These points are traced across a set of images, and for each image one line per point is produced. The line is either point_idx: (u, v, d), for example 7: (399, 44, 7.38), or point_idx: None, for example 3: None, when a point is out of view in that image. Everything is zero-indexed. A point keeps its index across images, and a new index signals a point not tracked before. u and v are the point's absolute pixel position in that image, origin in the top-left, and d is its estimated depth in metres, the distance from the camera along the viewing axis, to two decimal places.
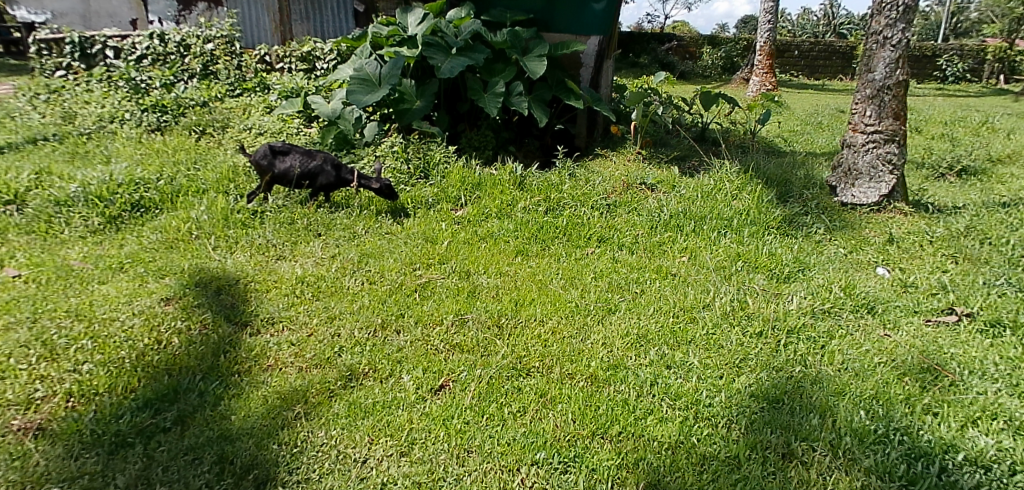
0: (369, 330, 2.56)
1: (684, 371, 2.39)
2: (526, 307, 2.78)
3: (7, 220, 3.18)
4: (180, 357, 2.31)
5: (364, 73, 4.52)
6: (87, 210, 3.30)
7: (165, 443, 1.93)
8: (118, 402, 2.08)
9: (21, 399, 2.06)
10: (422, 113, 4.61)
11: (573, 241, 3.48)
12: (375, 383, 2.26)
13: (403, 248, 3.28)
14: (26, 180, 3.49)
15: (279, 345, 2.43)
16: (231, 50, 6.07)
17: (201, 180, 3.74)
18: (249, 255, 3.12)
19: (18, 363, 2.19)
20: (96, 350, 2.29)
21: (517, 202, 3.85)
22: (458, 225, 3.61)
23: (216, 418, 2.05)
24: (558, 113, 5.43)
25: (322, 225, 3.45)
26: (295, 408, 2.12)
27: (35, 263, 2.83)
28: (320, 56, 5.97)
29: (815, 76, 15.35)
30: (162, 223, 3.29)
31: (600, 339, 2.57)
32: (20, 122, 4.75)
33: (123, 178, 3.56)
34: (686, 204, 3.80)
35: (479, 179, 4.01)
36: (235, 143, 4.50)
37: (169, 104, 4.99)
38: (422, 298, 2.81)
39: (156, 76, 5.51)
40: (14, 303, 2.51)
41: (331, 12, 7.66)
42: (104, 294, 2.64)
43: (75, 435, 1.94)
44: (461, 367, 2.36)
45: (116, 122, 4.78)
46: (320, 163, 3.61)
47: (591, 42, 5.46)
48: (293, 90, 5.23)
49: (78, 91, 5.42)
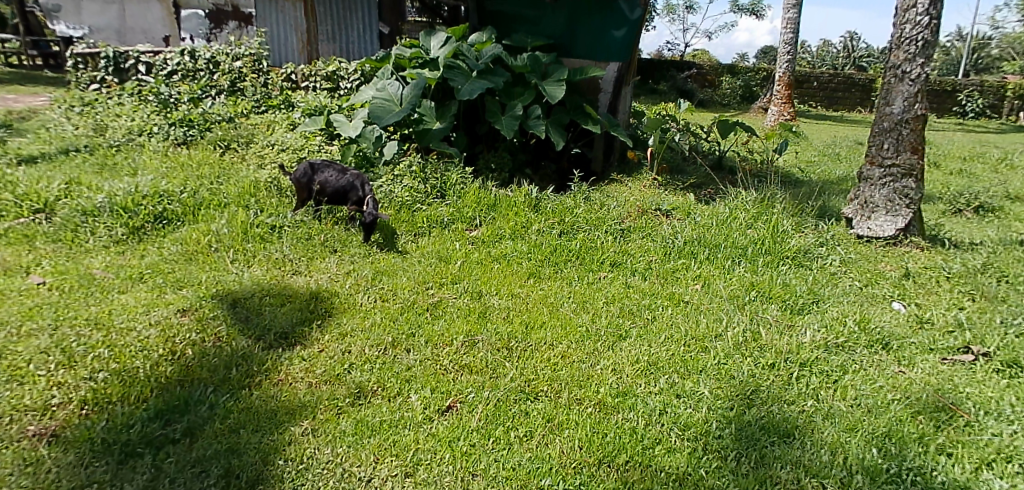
0: (380, 348, 2.58)
1: (694, 401, 2.37)
2: (536, 330, 2.78)
3: (36, 228, 3.25)
4: (194, 368, 2.35)
5: (387, 94, 4.65)
6: (112, 220, 3.36)
7: (174, 455, 1.95)
8: (130, 412, 2.10)
9: (38, 405, 2.08)
10: (441, 134, 4.67)
11: (585, 265, 3.49)
12: (384, 401, 2.27)
13: (417, 266, 3.31)
14: (56, 189, 3.56)
15: (290, 360, 2.45)
16: (257, 68, 6.21)
17: (224, 193, 3.80)
18: (266, 269, 3.17)
19: (37, 370, 2.23)
20: (112, 359, 2.33)
21: (531, 225, 3.88)
22: (472, 245, 3.64)
23: (225, 431, 2.07)
24: (575, 136, 5.49)
25: (339, 241, 3.51)
26: (304, 423, 2.13)
27: (59, 271, 2.89)
28: (345, 75, 5.97)
29: (832, 107, 15.32)
30: (182, 235, 3.35)
31: (610, 365, 2.57)
32: (53, 134, 4.90)
33: (148, 190, 3.61)
34: (700, 231, 3.79)
35: (494, 201, 4.06)
36: (259, 159, 4.57)
37: (197, 119, 5.09)
38: (434, 317, 2.83)
39: (185, 91, 5.63)
40: (38, 310, 2.57)
41: (357, 32, 7.80)
42: (122, 304, 2.68)
43: (86, 443, 1.96)
44: (469, 388, 2.36)
45: (145, 135, 4.89)
46: (352, 179, 3.67)
47: (610, 68, 5.53)
48: (317, 108, 5.28)
49: (110, 104, 5.54)
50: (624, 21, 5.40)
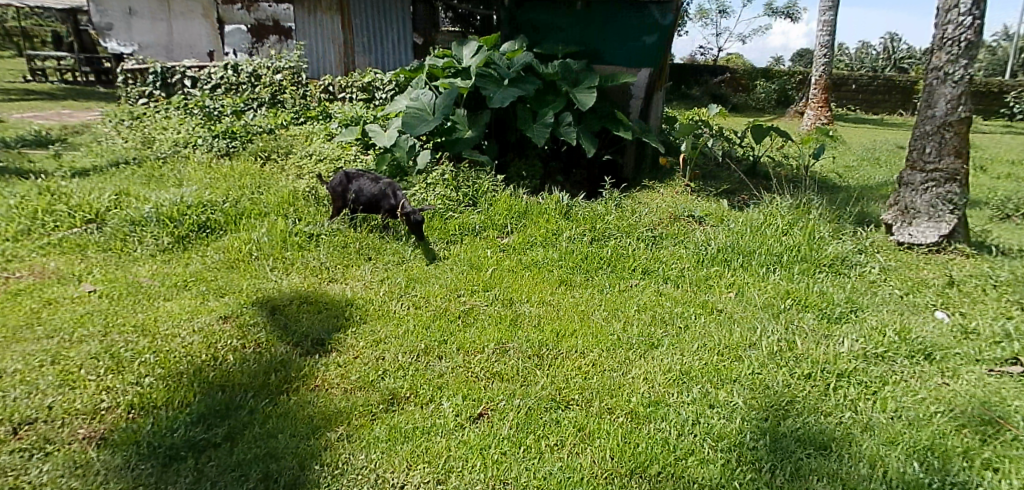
0: (413, 355, 2.61)
1: (728, 411, 2.34)
2: (568, 338, 2.78)
3: (88, 238, 3.38)
4: (234, 374, 2.41)
5: (420, 103, 4.70)
6: (158, 230, 3.48)
7: (215, 459, 2.01)
8: (174, 416, 2.17)
9: (88, 409, 2.16)
10: (473, 142, 4.72)
11: (617, 272, 3.48)
12: (417, 408, 2.30)
13: (449, 274, 3.34)
14: (107, 200, 3.70)
15: (326, 366, 2.50)
16: (296, 80, 6.36)
17: (264, 203, 3.90)
18: (304, 277, 3.24)
19: (88, 374, 2.32)
20: (157, 364, 2.41)
21: (563, 232, 3.88)
22: (503, 253, 3.66)
23: (263, 436, 2.12)
24: (607, 143, 5.48)
25: (373, 249, 3.56)
26: (339, 429, 2.17)
27: (109, 279, 3.00)
28: (380, 86, 6.07)
29: (872, 110, 14.95)
30: (225, 244, 3.45)
31: (642, 374, 2.55)
32: (104, 147, 5.09)
33: (192, 200, 3.72)
34: (734, 238, 3.75)
35: (526, 208, 4.08)
36: (297, 169, 4.68)
37: (238, 131, 5.23)
38: (465, 324, 2.85)
39: (228, 104, 5.80)
40: (89, 316, 2.67)
41: (392, 44, 7.85)
42: (168, 311, 2.78)
43: (133, 446, 2.03)
44: (500, 396, 2.37)
45: (190, 147, 5.04)
46: (384, 187, 3.72)
47: (642, 74, 5.50)
48: (353, 118, 5.38)
49: (157, 118, 5.75)
50: (655, 27, 5.35)
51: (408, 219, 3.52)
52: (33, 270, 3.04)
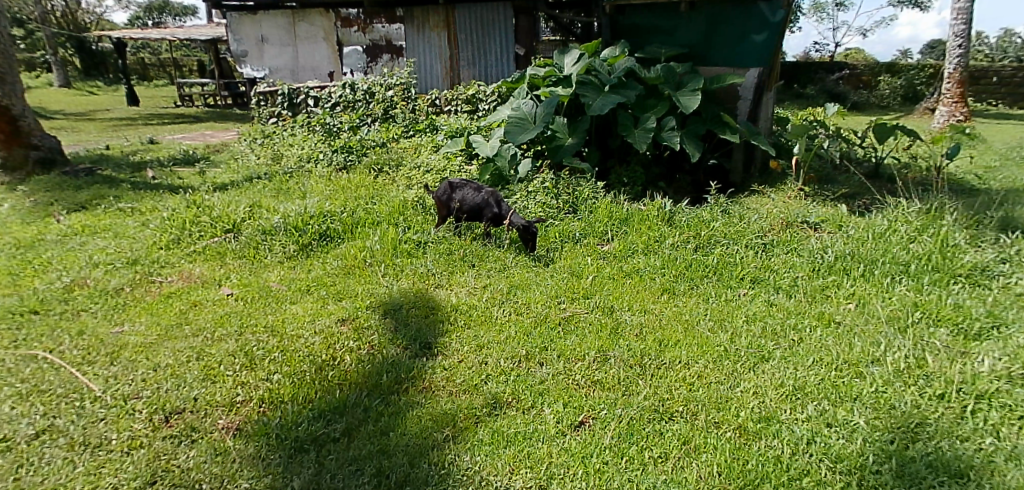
0: (514, 360, 2.67)
1: (848, 431, 2.22)
2: (672, 348, 2.74)
3: (226, 246, 3.73)
4: (350, 373, 2.58)
5: (522, 113, 4.78)
6: (285, 238, 3.78)
7: (334, 452, 2.15)
8: (298, 411, 2.35)
9: (226, 401, 2.39)
10: (573, 150, 4.76)
11: (724, 281, 3.37)
12: (519, 413, 2.35)
13: (550, 281, 3.39)
14: (242, 212, 4.06)
15: (433, 369, 2.61)
16: (406, 96, 6.68)
17: (377, 212, 4.13)
18: (412, 282, 3.39)
19: (226, 370, 2.56)
20: (284, 362, 2.62)
21: (666, 238, 3.82)
22: (604, 260, 3.65)
23: (377, 433, 2.25)
24: (712, 147, 5.32)
25: (476, 256, 3.67)
26: (445, 430, 2.27)
27: (243, 284, 3.29)
28: (483, 98, 6.25)
29: (1018, 103, 13.50)
30: (342, 251, 3.69)
31: (751, 387, 2.47)
32: (240, 163, 5.58)
33: (314, 211, 4.01)
34: (854, 246, 3.53)
35: (628, 215, 4.06)
36: (407, 180, 4.90)
37: (355, 146, 5.56)
38: (566, 332, 2.88)
39: (346, 120, 6.19)
40: (227, 317, 2.95)
41: (495, 55, 7.93)
42: (293, 313, 3.01)
43: (263, 436, 2.22)
44: (602, 404, 2.38)
45: (312, 162, 5.43)
46: (486, 196, 3.83)
47: (750, 74, 5.30)
48: (458, 130, 5.58)
49: (285, 136, 6.23)
50: (765, 24, 5.11)
51: (526, 230, 3.61)
52: (181, 275, 3.39)
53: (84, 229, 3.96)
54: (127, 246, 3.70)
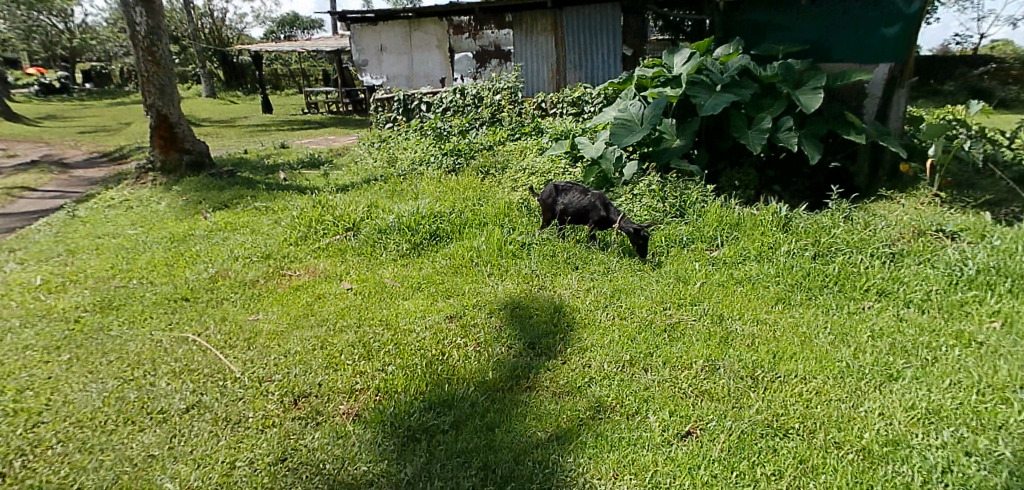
0: (618, 365, 2.67)
1: (991, 462, 2.05)
2: (786, 361, 2.63)
3: (346, 243, 3.98)
4: (458, 369, 2.68)
5: (628, 114, 4.76)
6: (399, 237, 3.98)
7: (444, 443, 2.25)
8: (411, 401, 2.48)
9: (346, 388, 2.56)
10: (681, 151, 4.66)
11: (846, 293, 3.19)
12: (623, 418, 2.35)
13: (655, 286, 3.35)
14: (361, 211, 4.31)
15: (538, 369, 2.66)
16: (513, 99, 6.82)
17: (484, 214, 4.25)
18: (517, 283, 3.47)
19: (346, 359, 2.74)
20: (397, 355, 2.77)
21: (781, 245, 3.67)
22: (713, 266, 3.56)
23: (483, 428, 2.33)
24: (834, 149, 5.04)
25: (580, 259, 3.69)
26: (549, 429, 2.31)
27: (361, 279, 3.50)
28: (589, 100, 6.25)
29: None
30: (451, 251, 3.83)
31: (877, 408, 2.33)
32: (359, 166, 5.92)
33: (426, 212, 4.19)
34: (999, 259, 3.24)
35: (739, 220, 3.94)
36: (512, 182, 5.01)
37: (463, 149, 5.75)
38: (672, 339, 2.84)
39: (455, 124, 6.40)
40: (347, 310, 3.15)
41: (602, 57, 7.83)
42: (405, 308, 3.17)
43: (379, 423, 2.36)
44: (710, 415, 2.33)
45: (424, 165, 5.66)
46: (592, 200, 3.81)
47: (879, 70, 4.95)
48: (563, 132, 5.63)
49: (399, 140, 6.54)
50: (897, 16, 4.77)
51: (637, 235, 3.57)
52: (307, 270, 3.66)
53: (226, 225, 4.36)
54: (262, 241, 4.03)
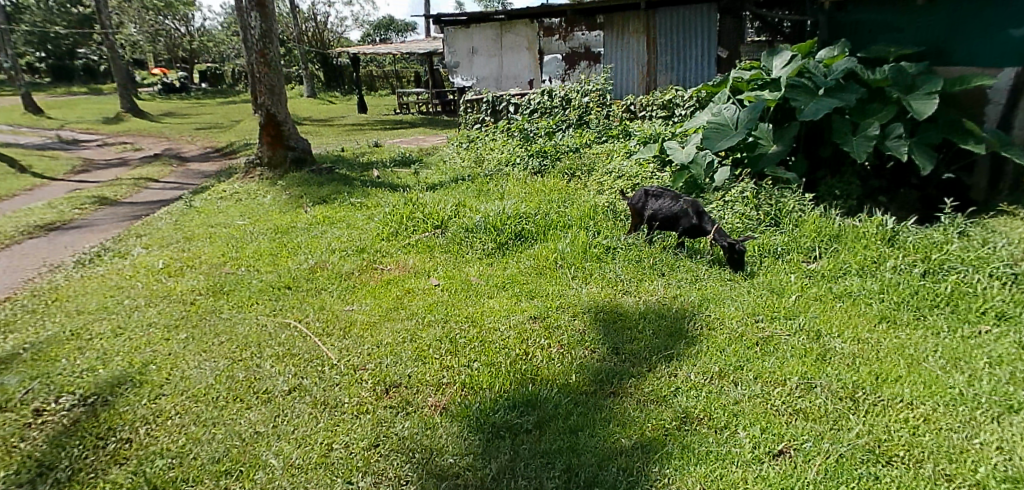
0: (706, 376, 2.60)
1: None
2: (890, 384, 2.48)
3: (434, 240, 4.09)
4: (542, 369, 2.70)
5: (722, 118, 4.63)
6: (485, 236, 4.05)
7: (528, 443, 2.28)
8: (495, 399, 2.52)
9: (433, 382, 2.63)
10: (777, 158, 4.48)
11: (959, 314, 2.97)
12: (711, 431, 2.30)
13: (746, 296, 3.25)
14: (449, 210, 4.42)
15: (622, 375, 2.64)
16: (602, 102, 6.78)
17: (569, 216, 4.25)
18: (601, 286, 3.44)
19: (433, 353, 2.82)
20: (482, 352, 2.82)
21: (886, 260, 3.46)
22: (809, 279, 3.40)
23: (567, 430, 2.33)
24: (948, 159, 4.71)
25: (667, 265, 3.63)
26: (634, 437, 2.28)
27: (448, 276, 3.59)
28: (680, 103, 6.11)
29: None
30: (536, 252, 3.86)
31: (995, 441, 2.17)
32: (448, 166, 6.06)
33: (511, 212, 4.25)
34: None
35: (840, 232, 3.75)
36: (598, 185, 4.98)
37: (550, 151, 5.77)
38: (764, 353, 2.74)
39: (542, 126, 6.44)
40: (435, 305, 3.24)
41: (696, 59, 7.67)
42: (490, 307, 3.22)
43: (465, 418, 2.41)
44: (805, 436, 2.24)
45: (510, 166, 5.73)
46: (684, 206, 3.76)
47: (1004, 76, 4.58)
48: (652, 136, 5.54)
49: (487, 141, 6.66)
50: None
51: (732, 250, 3.48)
52: (398, 265, 3.79)
53: (324, 219, 4.59)
54: (356, 236, 4.21)
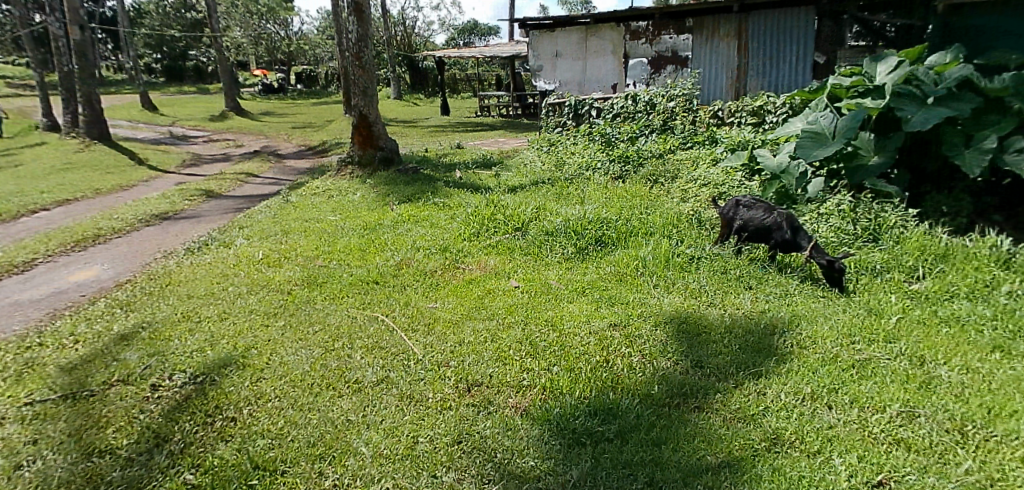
0: (798, 397, 2.49)
1: None
2: (1006, 419, 2.29)
3: (515, 242, 4.11)
4: (623, 378, 2.66)
5: (818, 126, 4.41)
6: (565, 240, 4.04)
7: (609, 452, 2.25)
8: (576, 405, 2.50)
9: (514, 383, 2.64)
10: (879, 170, 4.21)
11: None
12: (803, 456, 2.19)
13: (841, 315, 3.08)
14: (529, 213, 4.44)
15: (708, 390, 2.56)
16: (689, 107, 6.62)
17: (651, 223, 4.18)
18: (684, 297, 3.36)
19: (514, 355, 2.83)
20: (562, 357, 2.81)
21: (1000, 284, 3.21)
22: (912, 300, 3.19)
23: (650, 442, 2.29)
24: None
25: (754, 278, 3.50)
26: (719, 455, 2.21)
27: (528, 279, 3.60)
28: (772, 109, 5.87)
29: None
30: (617, 258, 3.81)
31: None
32: (529, 169, 6.09)
33: (592, 217, 4.22)
34: None
35: (948, 252, 3.51)
36: (682, 193, 4.87)
37: (633, 157, 5.69)
38: (861, 376, 2.59)
39: (625, 131, 6.36)
40: (515, 307, 3.25)
41: (790, 65, 7.42)
42: (570, 312, 3.20)
43: (546, 422, 2.41)
44: (908, 468, 2.10)
45: (591, 170, 5.69)
46: (777, 218, 3.61)
47: None
48: (740, 143, 5.36)
49: (569, 145, 6.64)
50: None
51: (832, 267, 3.31)
52: (479, 265, 3.84)
53: (408, 218, 4.71)
54: (439, 235, 4.29)
